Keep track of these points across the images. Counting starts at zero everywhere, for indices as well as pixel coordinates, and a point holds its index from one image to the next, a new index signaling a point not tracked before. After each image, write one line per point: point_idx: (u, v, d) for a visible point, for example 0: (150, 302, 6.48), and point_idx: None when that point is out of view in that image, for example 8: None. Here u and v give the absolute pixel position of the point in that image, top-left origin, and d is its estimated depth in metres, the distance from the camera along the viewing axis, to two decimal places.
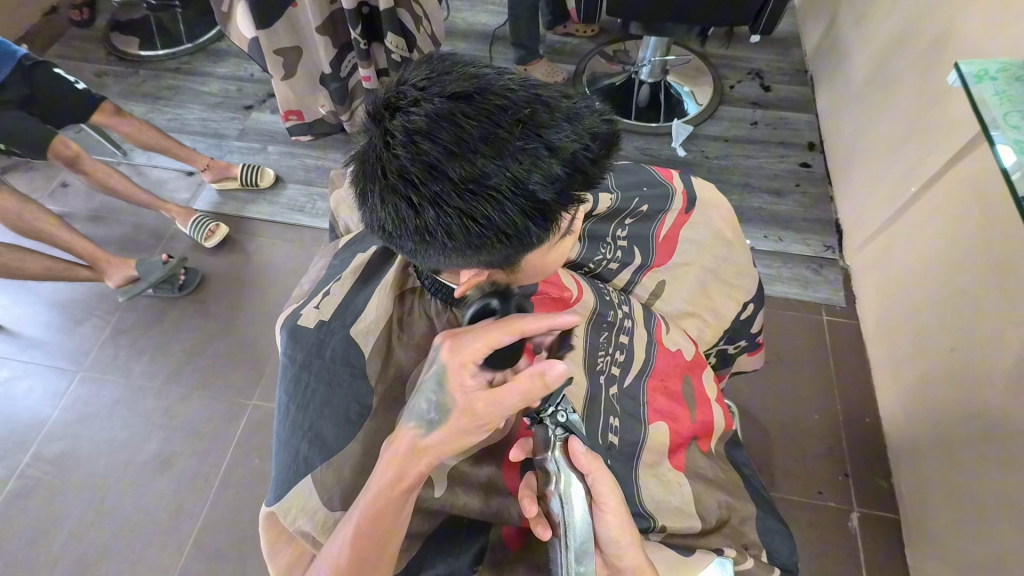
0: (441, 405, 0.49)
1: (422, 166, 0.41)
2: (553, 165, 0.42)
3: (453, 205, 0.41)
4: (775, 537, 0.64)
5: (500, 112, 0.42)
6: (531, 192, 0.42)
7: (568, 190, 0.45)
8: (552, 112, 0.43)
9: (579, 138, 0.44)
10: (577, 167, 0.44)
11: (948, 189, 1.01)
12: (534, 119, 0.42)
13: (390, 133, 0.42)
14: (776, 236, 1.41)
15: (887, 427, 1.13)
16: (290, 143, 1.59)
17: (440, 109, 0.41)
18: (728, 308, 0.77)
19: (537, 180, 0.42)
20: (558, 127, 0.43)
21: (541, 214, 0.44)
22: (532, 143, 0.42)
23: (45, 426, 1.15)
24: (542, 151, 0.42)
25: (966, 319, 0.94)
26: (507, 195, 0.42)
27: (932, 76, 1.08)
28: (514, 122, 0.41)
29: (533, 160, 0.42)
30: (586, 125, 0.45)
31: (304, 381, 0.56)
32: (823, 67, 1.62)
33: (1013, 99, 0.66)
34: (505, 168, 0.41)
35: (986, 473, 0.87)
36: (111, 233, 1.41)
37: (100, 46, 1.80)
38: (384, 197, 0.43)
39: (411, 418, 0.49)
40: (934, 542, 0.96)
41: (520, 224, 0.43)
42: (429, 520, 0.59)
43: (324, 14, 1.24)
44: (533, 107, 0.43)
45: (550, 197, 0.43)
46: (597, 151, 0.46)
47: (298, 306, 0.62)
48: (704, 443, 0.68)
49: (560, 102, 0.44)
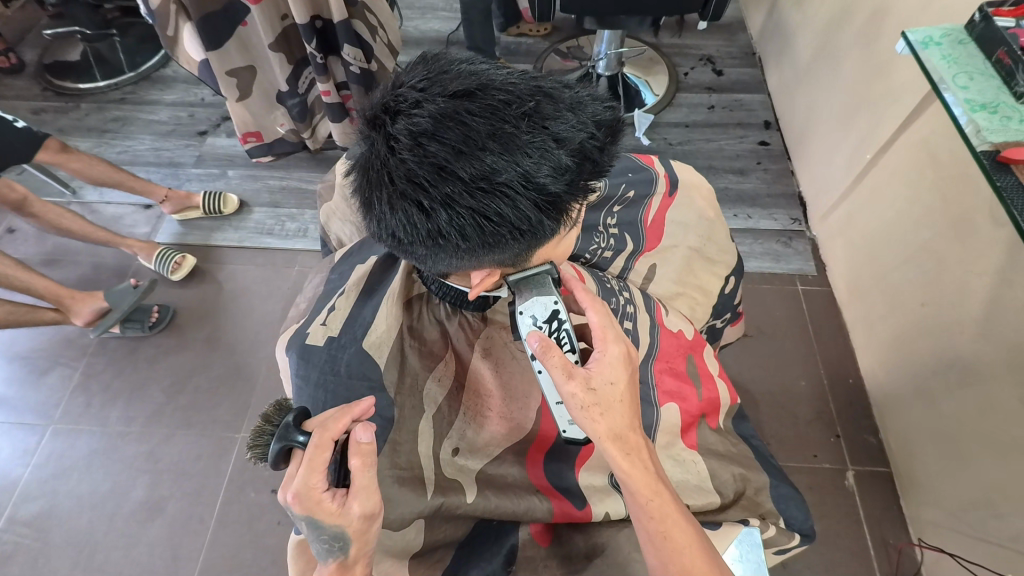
0: (332, 537, 0.46)
1: (431, 168, 0.43)
2: (561, 154, 0.45)
3: (466, 205, 0.43)
4: (789, 502, 0.65)
5: (505, 107, 0.44)
6: (542, 185, 0.44)
7: (576, 179, 0.47)
8: (555, 104, 0.46)
9: (584, 127, 0.47)
10: (584, 156, 0.47)
11: (902, 154, 1.06)
12: (538, 112, 0.45)
13: (395, 138, 0.44)
14: (745, 214, 1.45)
15: (868, 383, 1.18)
16: (250, 165, 1.54)
17: (443, 109, 0.43)
18: (715, 286, 0.79)
19: (547, 172, 0.44)
20: (563, 117, 0.46)
21: (553, 206, 0.46)
22: (540, 135, 0.44)
23: (18, 486, 1.08)
24: (550, 142, 0.44)
25: (931, 274, 0.98)
26: (520, 189, 0.44)
27: (876, 48, 1.14)
28: (520, 115, 0.44)
29: (542, 152, 0.44)
30: (588, 115, 0.48)
31: (321, 400, 0.56)
32: (770, 48, 1.68)
33: (959, 61, 0.68)
34: (515, 163, 0.43)
35: (966, 419, 0.92)
36: (68, 275, 1.34)
37: (35, 82, 1.71)
38: (393, 203, 0.45)
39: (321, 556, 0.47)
40: (924, 489, 1.01)
41: (534, 217, 0.45)
42: (461, 527, 0.59)
43: (276, 31, 1.21)
44: (537, 100, 0.46)
45: (561, 188, 0.45)
46: (600, 137, 0.49)
47: (304, 324, 0.63)
48: (712, 420, 0.70)
49: (560, 95, 0.47)
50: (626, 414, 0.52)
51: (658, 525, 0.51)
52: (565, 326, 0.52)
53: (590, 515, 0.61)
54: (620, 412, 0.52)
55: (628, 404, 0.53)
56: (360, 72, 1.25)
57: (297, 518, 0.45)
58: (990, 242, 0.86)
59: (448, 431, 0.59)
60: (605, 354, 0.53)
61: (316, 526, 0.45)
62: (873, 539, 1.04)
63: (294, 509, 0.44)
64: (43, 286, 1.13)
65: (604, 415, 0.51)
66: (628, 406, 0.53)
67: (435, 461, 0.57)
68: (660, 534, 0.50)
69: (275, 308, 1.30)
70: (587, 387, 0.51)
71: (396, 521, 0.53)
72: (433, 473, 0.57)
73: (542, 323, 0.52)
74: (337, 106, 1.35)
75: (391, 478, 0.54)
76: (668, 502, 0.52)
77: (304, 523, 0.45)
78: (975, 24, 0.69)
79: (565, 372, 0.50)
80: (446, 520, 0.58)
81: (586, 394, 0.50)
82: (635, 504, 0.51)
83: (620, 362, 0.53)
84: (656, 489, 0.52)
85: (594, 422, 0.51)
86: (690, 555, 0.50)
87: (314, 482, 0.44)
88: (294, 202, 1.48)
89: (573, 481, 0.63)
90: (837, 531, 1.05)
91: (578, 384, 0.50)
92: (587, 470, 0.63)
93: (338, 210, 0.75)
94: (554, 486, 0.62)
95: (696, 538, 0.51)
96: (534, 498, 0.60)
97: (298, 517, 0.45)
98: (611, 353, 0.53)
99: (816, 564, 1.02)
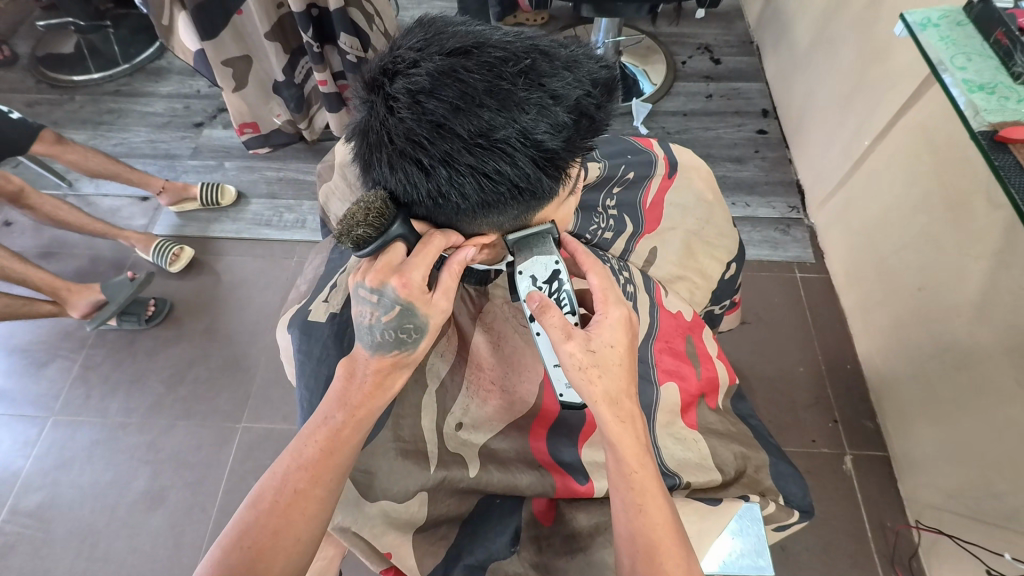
0: (410, 328, 0.52)
1: (429, 126, 0.43)
2: (559, 112, 0.45)
3: (465, 162, 0.44)
4: (789, 481, 0.65)
5: (502, 64, 0.44)
6: (540, 141, 0.45)
7: (575, 137, 0.48)
8: (553, 62, 0.46)
9: (581, 85, 0.47)
10: (582, 113, 0.47)
11: (899, 139, 1.06)
12: (535, 69, 0.45)
13: (393, 98, 0.44)
14: (743, 202, 1.46)
15: (866, 369, 1.18)
16: (247, 157, 1.54)
17: (441, 66, 0.43)
18: (714, 269, 0.79)
19: (544, 129, 0.45)
20: (560, 75, 0.46)
21: (551, 163, 0.47)
22: (537, 92, 0.44)
23: (19, 477, 1.09)
24: (548, 99, 0.44)
25: (929, 257, 0.99)
26: (518, 146, 0.44)
27: (872, 34, 1.13)
28: (517, 72, 0.44)
29: (540, 108, 0.44)
30: (585, 73, 0.48)
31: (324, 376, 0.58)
32: (767, 36, 1.67)
33: (957, 42, 0.68)
34: (513, 120, 0.43)
35: (964, 401, 0.92)
36: (65, 268, 1.33)
37: (28, 75, 1.70)
38: (393, 162, 0.46)
39: (386, 347, 0.52)
40: (921, 470, 1.02)
41: (532, 174, 0.46)
42: (465, 503, 0.60)
43: (272, 19, 1.20)
44: (533, 58, 0.45)
45: (559, 145, 0.46)
46: (597, 95, 0.49)
47: (305, 303, 0.64)
48: (711, 400, 0.71)
49: (558, 53, 0.47)
50: (623, 378, 0.53)
51: (636, 497, 0.50)
52: (564, 288, 0.53)
53: (593, 490, 0.60)
54: (617, 375, 0.52)
55: (626, 368, 0.53)
56: (356, 61, 1.24)
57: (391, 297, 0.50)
58: (988, 224, 0.86)
59: (452, 406, 0.60)
60: (605, 317, 0.53)
61: (409, 313, 0.51)
62: (871, 523, 1.05)
63: (399, 294, 0.50)
64: (40, 278, 1.13)
65: (600, 376, 0.51)
66: (626, 370, 0.53)
67: (439, 434, 0.59)
68: (636, 505, 0.49)
69: (273, 300, 1.30)
70: (586, 349, 0.51)
71: (399, 494, 0.55)
72: (436, 447, 0.58)
73: (541, 284, 0.53)
74: (333, 95, 1.34)
75: (393, 451, 0.56)
76: (649, 476, 0.51)
77: (399, 307, 0.51)
78: (973, 5, 0.69)
79: (564, 333, 0.51)
80: (450, 495, 0.59)
81: (585, 354, 0.51)
82: (617, 473, 0.51)
83: (621, 326, 0.54)
84: (642, 461, 0.51)
85: (590, 383, 0.51)
86: (661, 533, 0.48)
87: (423, 277, 0.50)
88: (291, 193, 1.48)
89: (575, 457, 0.63)
90: (835, 513, 1.06)
91: (577, 345, 0.51)
92: (590, 446, 0.63)
93: (338, 189, 0.74)
94: (556, 462, 0.62)
95: (671, 516, 0.50)
96: (537, 473, 0.60)
97: (393, 297, 0.50)
98: (612, 316, 0.53)
99: (813, 545, 1.03)
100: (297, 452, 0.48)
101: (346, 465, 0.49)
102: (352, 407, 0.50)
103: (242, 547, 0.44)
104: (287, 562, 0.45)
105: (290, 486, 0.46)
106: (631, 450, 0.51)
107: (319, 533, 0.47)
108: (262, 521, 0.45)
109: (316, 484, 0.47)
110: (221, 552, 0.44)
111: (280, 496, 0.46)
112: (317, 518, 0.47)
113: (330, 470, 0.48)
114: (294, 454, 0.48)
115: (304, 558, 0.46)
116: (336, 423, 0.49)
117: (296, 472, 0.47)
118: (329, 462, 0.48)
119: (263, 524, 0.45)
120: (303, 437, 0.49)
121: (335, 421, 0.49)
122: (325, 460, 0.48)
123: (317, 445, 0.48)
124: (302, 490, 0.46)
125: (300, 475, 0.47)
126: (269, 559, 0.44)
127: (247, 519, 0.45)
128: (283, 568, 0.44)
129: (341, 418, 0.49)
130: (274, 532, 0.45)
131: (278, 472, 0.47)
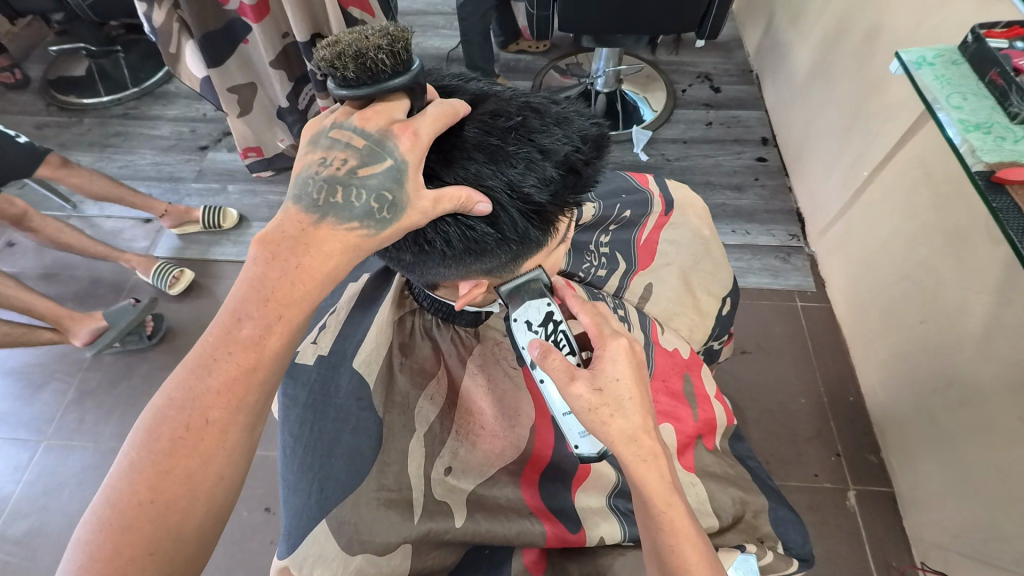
0: (344, 210, 0.41)
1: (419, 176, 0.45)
2: (546, 166, 0.47)
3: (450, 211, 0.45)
4: (788, 526, 0.64)
5: (493, 120, 0.46)
6: (527, 194, 0.46)
7: (562, 191, 0.49)
8: (543, 119, 0.49)
9: (569, 140, 0.49)
10: (569, 168, 0.49)
11: (898, 170, 1.06)
12: (526, 125, 0.47)
13: None
14: (744, 230, 1.45)
15: (869, 402, 1.17)
16: (250, 180, 1.56)
17: None
18: (711, 306, 0.79)
19: (532, 182, 0.46)
20: (549, 131, 0.48)
21: (538, 215, 0.48)
22: (526, 147, 0.46)
23: (8, 503, 1.07)
24: (536, 154, 0.46)
25: (931, 291, 0.98)
26: (506, 198, 0.46)
27: (871, 66, 1.14)
28: (507, 127, 0.46)
29: (528, 163, 0.46)
30: (575, 130, 0.51)
31: (309, 420, 0.58)
32: (767, 65, 1.70)
33: (952, 83, 0.67)
34: (501, 172, 0.45)
35: (968, 439, 0.90)
36: (65, 290, 1.34)
37: (39, 97, 1.73)
38: None
39: (304, 201, 0.41)
40: (926, 509, 0.99)
41: (520, 226, 0.47)
42: (451, 554, 0.58)
43: (277, 49, 1.22)
44: (524, 115, 0.48)
45: (546, 198, 0.48)
46: (586, 151, 0.51)
47: None
48: (708, 441, 0.69)
49: (549, 111, 0.50)
50: (637, 414, 0.47)
51: (669, 536, 0.47)
52: (560, 326, 0.49)
53: (584, 539, 0.61)
54: (631, 411, 0.47)
55: (639, 401, 0.48)
56: None
57: (321, 177, 0.41)
58: (988, 260, 0.85)
59: (440, 450, 0.59)
60: (605, 351, 0.48)
61: (344, 193, 0.41)
62: (875, 562, 1.02)
63: (336, 207, 0.41)
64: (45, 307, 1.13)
65: (614, 415, 0.46)
66: (639, 404, 0.47)
67: (425, 481, 0.57)
68: (671, 548, 0.47)
69: None
70: (593, 388, 0.46)
71: (381, 546, 0.52)
72: (423, 495, 0.56)
73: (537, 328, 0.49)
74: None
75: (378, 501, 0.53)
76: (680, 514, 0.48)
77: (338, 186, 0.41)
78: (967, 44, 0.68)
79: (567, 374, 0.46)
80: (435, 547, 0.56)
81: (593, 395, 0.46)
82: (644, 514, 0.48)
83: (625, 356, 0.48)
84: (669, 500, 0.48)
85: (603, 425, 0.46)
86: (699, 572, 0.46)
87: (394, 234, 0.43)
88: None
89: (569, 503, 0.63)
90: (838, 551, 1.03)
91: (583, 385, 0.46)
92: (583, 491, 0.63)
93: None
94: (548, 508, 0.61)
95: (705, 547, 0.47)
96: (526, 521, 0.59)
97: (322, 178, 0.41)
98: (613, 348, 0.48)
99: None
100: (199, 371, 0.38)
101: (271, 384, 0.40)
102: (270, 303, 0.39)
103: (141, 504, 0.35)
104: (201, 523, 0.37)
105: (196, 410, 0.38)
106: (654, 470, 0.48)
107: (238, 486, 0.39)
108: (155, 475, 0.36)
109: (235, 411, 0.38)
110: (107, 532, 0.34)
111: (183, 430, 0.37)
112: (235, 462, 0.39)
113: (257, 380, 0.39)
114: (189, 374, 0.38)
115: (228, 502, 0.39)
116: (248, 331, 0.39)
117: (207, 398, 0.38)
118: (251, 381, 0.39)
119: (157, 465, 0.36)
120: (200, 349, 0.39)
121: (244, 332, 0.39)
122: (246, 380, 0.39)
123: (234, 361, 0.38)
124: (215, 420, 0.38)
125: (203, 400, 0.38)
126: (183, 513, 0.36)
127: (139, 456, 0.36)
128: (201, 523, 0.37)
129: (256, 327, 0.39)
130: (186, 475, 0.37)
131: (167, 396, 0.38)
